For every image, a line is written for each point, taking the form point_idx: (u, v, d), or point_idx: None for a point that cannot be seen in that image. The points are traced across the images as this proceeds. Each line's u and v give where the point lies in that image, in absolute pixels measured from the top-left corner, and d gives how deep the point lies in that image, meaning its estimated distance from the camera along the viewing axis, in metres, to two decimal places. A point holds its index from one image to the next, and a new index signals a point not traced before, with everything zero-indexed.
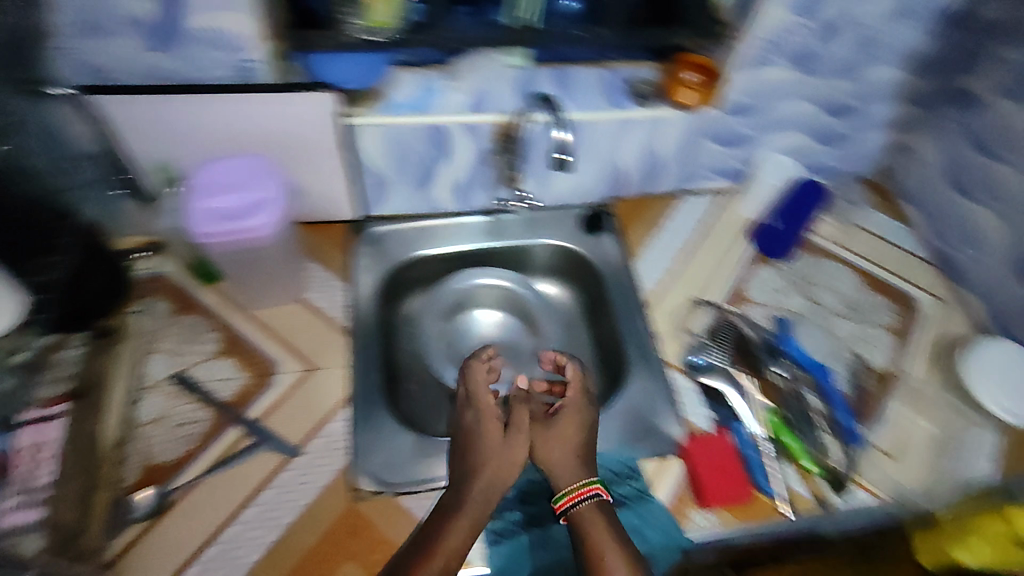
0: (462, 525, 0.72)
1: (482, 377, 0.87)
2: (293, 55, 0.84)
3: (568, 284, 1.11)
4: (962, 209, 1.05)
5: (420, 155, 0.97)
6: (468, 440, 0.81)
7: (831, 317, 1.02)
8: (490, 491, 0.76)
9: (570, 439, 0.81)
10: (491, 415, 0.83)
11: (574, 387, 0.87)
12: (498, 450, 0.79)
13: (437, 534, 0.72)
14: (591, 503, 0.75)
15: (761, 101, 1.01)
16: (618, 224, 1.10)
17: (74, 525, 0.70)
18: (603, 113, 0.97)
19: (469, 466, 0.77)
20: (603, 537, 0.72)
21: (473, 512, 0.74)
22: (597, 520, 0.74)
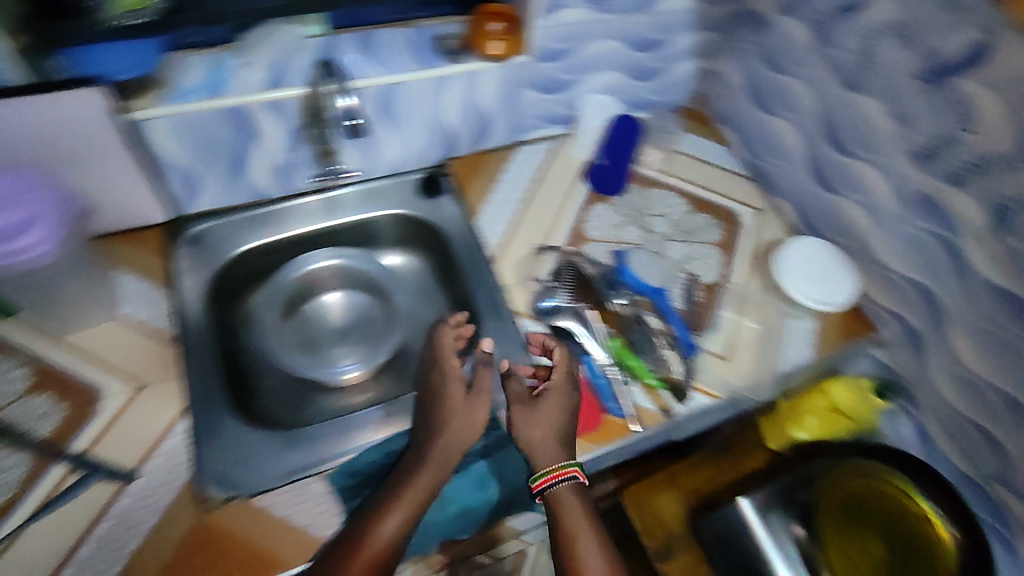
0: (420, 484, 0.77)
1: (449, 345, 0.91)
2: (47, 52, 0.76)
3: (413, 252, 1.11)
4: (766, 125, 1.14)
5: (223, 143, 0.92)
6: (441, 403, 0.84)
7: (664, 243, 1.08)
8: (450, 455, 0.79)
9: (551, 421, 0.82)
10: (456, 377, 0.86)
11: (558, 368, 0.87)
12: (465, 421, 0.82)
13: (395, 493, 0.76)
14: (569, 487, 0.79)
15: (572, 45, 1.01)
16: (456, 184, 1.10)
17: None
18: (412, 75, 0.94)
19: (434, 425, 0.81)
20: (577, 519, 0.78)
21: (432, 472, 0.78)
22: (572, 501, 0.79)
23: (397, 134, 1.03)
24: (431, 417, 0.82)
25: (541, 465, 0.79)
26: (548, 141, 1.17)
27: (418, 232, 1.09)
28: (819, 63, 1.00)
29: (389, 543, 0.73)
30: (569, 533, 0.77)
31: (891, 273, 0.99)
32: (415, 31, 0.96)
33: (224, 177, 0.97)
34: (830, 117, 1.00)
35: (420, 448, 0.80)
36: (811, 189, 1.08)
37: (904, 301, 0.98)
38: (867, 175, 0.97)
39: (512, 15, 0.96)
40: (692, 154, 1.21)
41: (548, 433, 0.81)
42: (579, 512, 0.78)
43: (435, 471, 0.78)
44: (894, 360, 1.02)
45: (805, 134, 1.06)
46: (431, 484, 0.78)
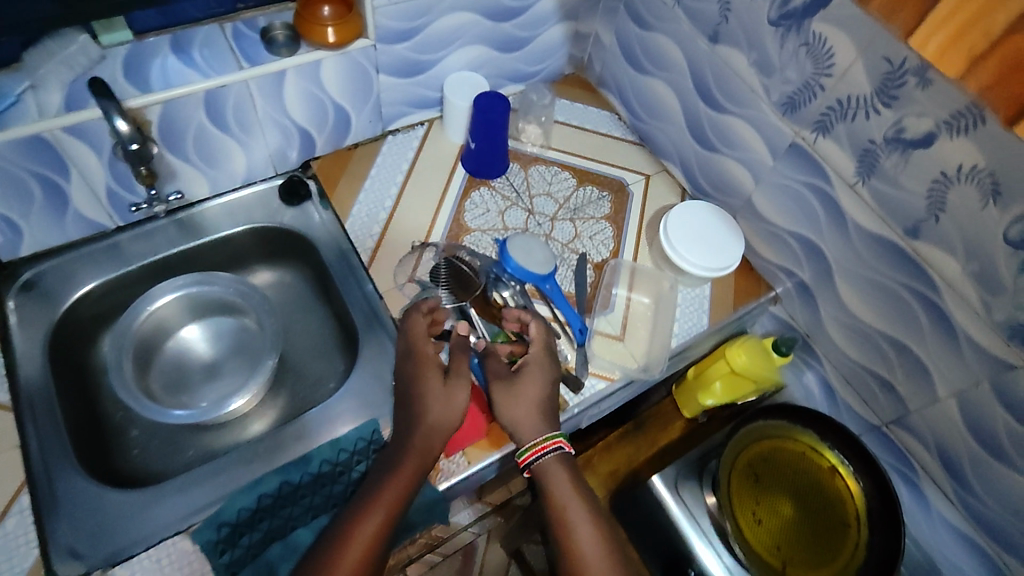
0: (404, 476, 0.72)
1: (422, 330, 0.84)
2: None
3: (288, 265, 1.03)
4: (645, 86, 1.09)
5: (31, 180, 0.80)
6: (418, 390, 0.77)
7: (550, 224, 1.03)
8: (433, 443, 0.74)
9: (533, 396, 0.79)
10: (433, 366, 0.79)
11: (537, 343, 0.84)
12: (446, 408, 0.75)
13: (381, 485, 0.71)
14: (556, 460, 0.74)
15: (420, 23, 0.93)
16: (321, 188, 1.02)
17: None
18: (239, 75, 0.84)
19: (416, 412, 0.76)
20: (564, 491, 0.73)
21: (416, 460, 0.73)
22: (561, 474, 0.74)
23: (241, 141, 0.93)
24: (410, 407, 0.77)
25: (527, 440, 0.76)
26: (419, 127, 1.10)
27: (284, 241, 1.00)
28: (681, 16, 0.95)
29: (377, 535, 0.68)
30: (558, 507, 0.72)
31: (775, 228, 0.97)
32: (237, 27, 0.87)
33: (47, 216, 0.85)
34: (700, 72, 0.96)
35: (404, 438, 0.75)
36: (693, 148, 1.04)
37: (792, 255, 0.96)
38: (741, 129, 0.94)
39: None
40: (574, 123, 1.16)
41: (530, 408, 0.78)
42: (570, 484, 0.73)
43: (419, 458, 0.73)
44: (790, 313, 1.01)
45: (681, 92, 1.02)
46: (416, 473, 0.72)
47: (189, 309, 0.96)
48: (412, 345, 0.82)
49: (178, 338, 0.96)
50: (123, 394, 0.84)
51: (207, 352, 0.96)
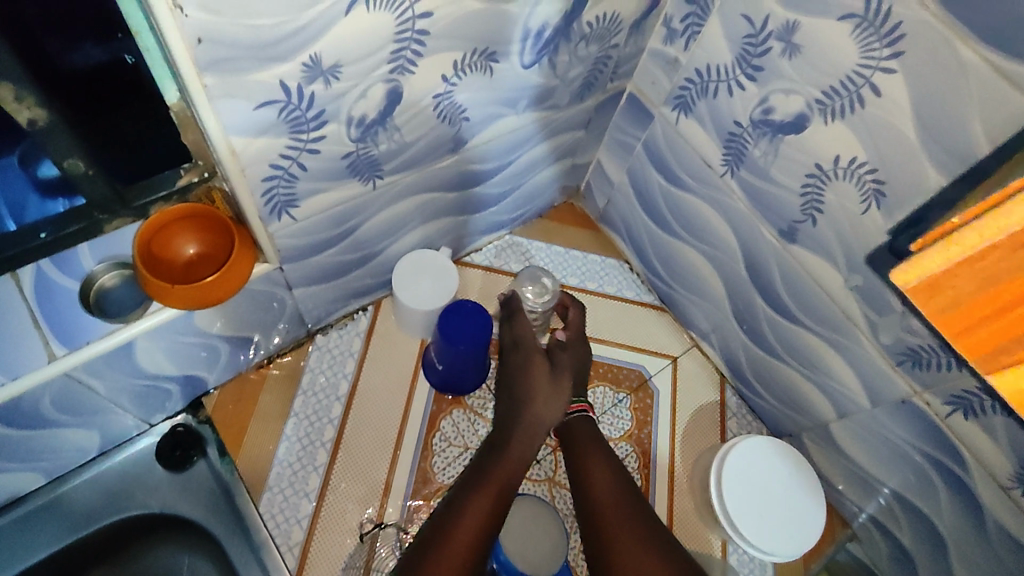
0: (497, 477, 0.59)
1: (527, 331, 0.69)
2: None
3: (170, 549, 0.69)
4: (667, 245, 0.79)
5: None
6: (523, 378, 0.65)
7: (553, 461, 0.77)
8: (532, 441, 0.62)
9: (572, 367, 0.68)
10: (535, 351, 0.67)
11: (573, 329, 0.71)
12: (550, 400, 0.64)
13: (480, 478, 0.59)
14: (584, 419, 0.66)
15: (344, 226, 0.60)
16: (219, 441, 0.71)
17: None
18: (47, 369, 0.53)
19: (515, 400, 0.64)
20: (590, 449, 0.64)
21: (520, 450, 0.61)
22: (590, 438, 0.65)
23: (73, 419, 0.59)
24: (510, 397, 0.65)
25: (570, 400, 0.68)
26: (361, 316, 0.78)
27: (175, 534, 0.69)
28: (737, 191, 0.65)
29: (488, 525, 0.56)
30: (584, 472, 0.63)
31: (860, 467, 0.71)
32: (41, 271, 0.49)
33: None
34: (761, 264, 0.67)
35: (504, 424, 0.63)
36: (743, 342, 0.76)
37: (883, 505, 0.71)
38: (822, 350, 0.66)
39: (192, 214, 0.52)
40: (572, 283, 0.86)
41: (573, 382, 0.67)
42: (601, 451, 0.64)
43: (525, 444, 0.62)
44: (871, 558, 0.76)
45: (725, 272, 0.73)
46: (516, 463, 0.61)
47: None
48: (518, 338, 0.68)
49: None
50: None
51: None
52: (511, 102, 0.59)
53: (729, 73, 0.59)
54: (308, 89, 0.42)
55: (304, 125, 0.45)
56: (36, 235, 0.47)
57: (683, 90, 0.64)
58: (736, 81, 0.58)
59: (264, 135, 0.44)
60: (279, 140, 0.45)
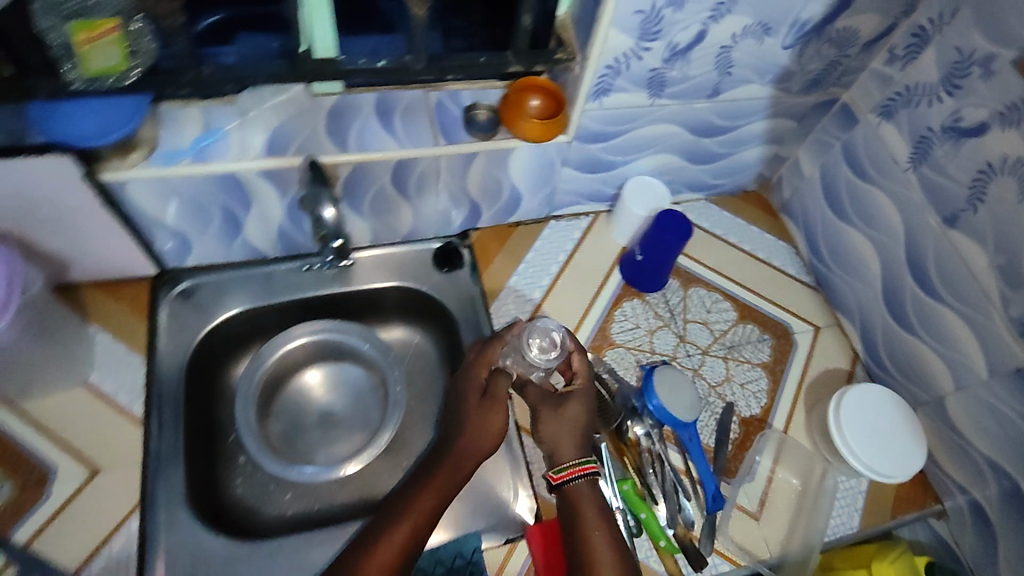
0: (432, 493, 0.72)
1: (485, 360, 0.82)
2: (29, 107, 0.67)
3: (422, 326, 0.99)
4: (838, 232, 0.98)
5: (216, 209, 0.81)
6: (460, 411, 0.80)
7: (701, 359, 0.95)
8: (463, 468, 0.75)
9: (573, 422, 0.77)
10: (472, 385, 0.81)
11: (580, 377, 0.81)
12: (479, 435, 0.77)
13: (423, 485, 0.74)
14: (588, 485, 0.73)
15: (618, 127, 0.88)
16: (474, 260, 0.99)
17: None
18: (433, 149, 0.82)
19: (454, 430, 0.79)
20: (589, 516, 0.70)
21: (449, 477, 0.74)
22: (590, 501, 0.72)
23: (411, 198, 0.90)
24: (455, 425, 0.79)
25: (562, 459, 0.75)
26: (585, 218, 1.05)
27: (432, 312, 0.97)
28: (915, 183, 0.84)
29: (404, 547, 0.68)
30: (582, 534, 0.69)
31: (962, 439, 0.84)
32: (440, 99, 0.85)
33: (218, 238, 0.86)
34: (920, 247, 0.85)
35: (429, 473, 0.75)
36: (884, 320, 0.93)
37: (979, 479, 0.83)
38: (954, 324, 0.82)
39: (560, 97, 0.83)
40: (746, 248, 1.07)
41: (572, 436, 0.76)
42: (597, 515, 0.71)
43: (454, 471, 0.75)
44: (954, 536, 0.86)
45: (885, 255, 0.90)
46: (448, 485, 0.74)
47: (327, 355, 0.94)
48: (467, 371, 0.82)
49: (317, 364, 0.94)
50: (252, 450, 0.83)
51: (330, 400, 0.93)
52: (760, 72, 0.85)
53: (934, 89, 0.79)
54: (662, 11, 0.72)
55: (648, 35, 0.75)
56: (479, 59, 0.79)
57: (890, 101, 0.86)
58: (937, 95, 0.79)
59: (624, 29, 0.74)
60: (628, 36, 0.75)
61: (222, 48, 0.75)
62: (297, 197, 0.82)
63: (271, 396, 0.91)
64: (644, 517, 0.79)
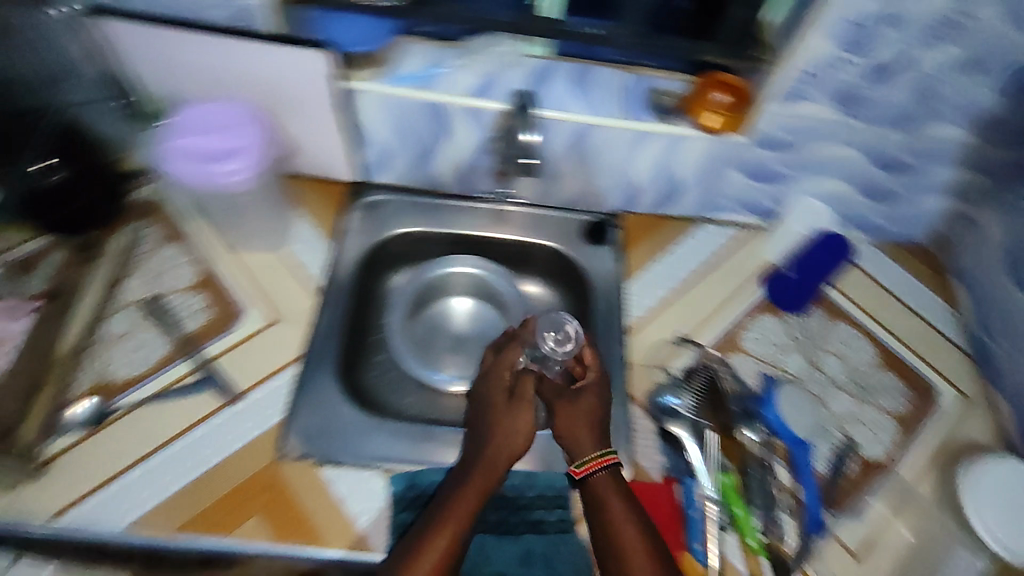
0: (467, 500, 0.71)
1: (507, 360, 0.84)
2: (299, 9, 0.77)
3: (558, 289, 1.05)
4: (1014, 301, 0.91)
5: (420, 134, 0.93)
6: (485, 412, 0.80)
7: (829, 388, 0.92)
8: (495, 469, 0.74)
9: (589, 413, 0.79)
10: (495, 383, 0.82)
11: (593, 371, 0.82)
12: (505, 430, 0.77)
13: (454, 491, 0.72)
14: (611, 476, 0.73)
15: (799, 138, 0.91)
16: (622, 239, 1.03)
17: (11, 420, 0.73)
18: (619, 121, 0.88)
19: (478, 435, 0.78)
20: (617, 511, 0.71)
21: (481, 484, 0.72)
22: (615, 493, 0.72)
23: (584, 166, 0.97)
24: (479, 428, 0.78)
25: (583, 454, 0.75)
26: (735, 229, 1.05)
27: (571, 281, 1.03)
28: None
29: (445, 554, 0.66)
30: (609, 526, 0.70)
31: None
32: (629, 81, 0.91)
33: (412, 160, 0.98)
34: None
35: (459, 480, 0.73)
36: None
37: None
38: None
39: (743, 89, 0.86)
40: (902, 298, 1.02)
41: (588, 428, 0.77)
42: (624, 507, 0.71)
43: (486, 475, 0.74)
44: None
45: None
46: (481, 493, 0.72)
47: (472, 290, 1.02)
48: (489, 373, 0.84)
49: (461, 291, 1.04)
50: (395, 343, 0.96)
51: (464, 329, 1.01)
52: (956, 107, 0.86)
53: None
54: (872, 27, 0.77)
55: (853, 46, 0.79)
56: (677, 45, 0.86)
57: None
58: None
59: (831, 35, 0.78)
60: (832, 43, 0.79)
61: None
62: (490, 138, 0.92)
63: (418, 308, 1.02)
64: (739, 513, 0.78)
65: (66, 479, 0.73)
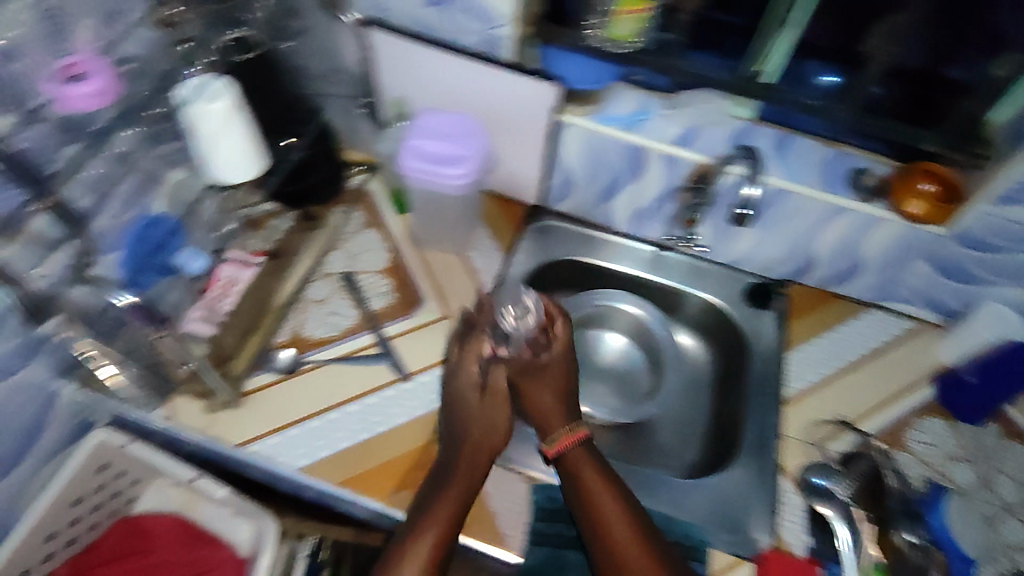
0: (449, 499, 0.73)
1: (475, 351, 0.86)
2: (537, 46, 0.86)
3: (708, 345, 1.06)
4: None
5: (610, 172, 0.97)
6: (461, 407, 0.83)
7: (999, 511, 0.85)
8: (477, 458, 0.78)
9: (553, 383, 0.87)
10: (471, 377, 0.85)
11: (559, 341, 0.89)
12: (484, 417, 0.82)
13: (438, 489, 0.74)
14: (581, 445, 0.80)
15: (1009, 244, 0.87)
16: (787, 308, 1.02)
17: (230, 349, 0.85)
18: (815, 193, 0.89)
19: (456, 431, 0.81)
20: (593, 480, 0.76)
21: (462, 481, 0.75)
22: (586, 462, 0.78)
23: (763, 230, 0.98)
24: (456, 424, 0.81)
25: (551, 432, 0.82)
26: (907, 321, 1.02)
27: (728, 340, 1.03)
28: None
29: (433, 554, 0.69)
30: (590, 498, 0.75)
31: None
32: (829, 155, 0.91)
33: (593, 194, 1.02)
34: None
35: (440, 482, 0.75)
36: None
37: None
38: None
39: (954, 184, 0.84)
40: None
41: (553, 401, 0.85)
42: (603, 480, 0.77)
43: (471, 464, 0.77)
44: None
45: None
46: (466, 488, 0.75)
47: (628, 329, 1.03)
48: (459, 372, 0.85)
49: (614, 327, 1.04)
50: None
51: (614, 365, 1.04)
52: None
53: None
54: None
55: None
56: (902, 131, 0.85)
57: None
58: None
59: None
60: None
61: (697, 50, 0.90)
62: (679, 188, 0.95)
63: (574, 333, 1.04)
64: None
65: (258, 411, 0.83)
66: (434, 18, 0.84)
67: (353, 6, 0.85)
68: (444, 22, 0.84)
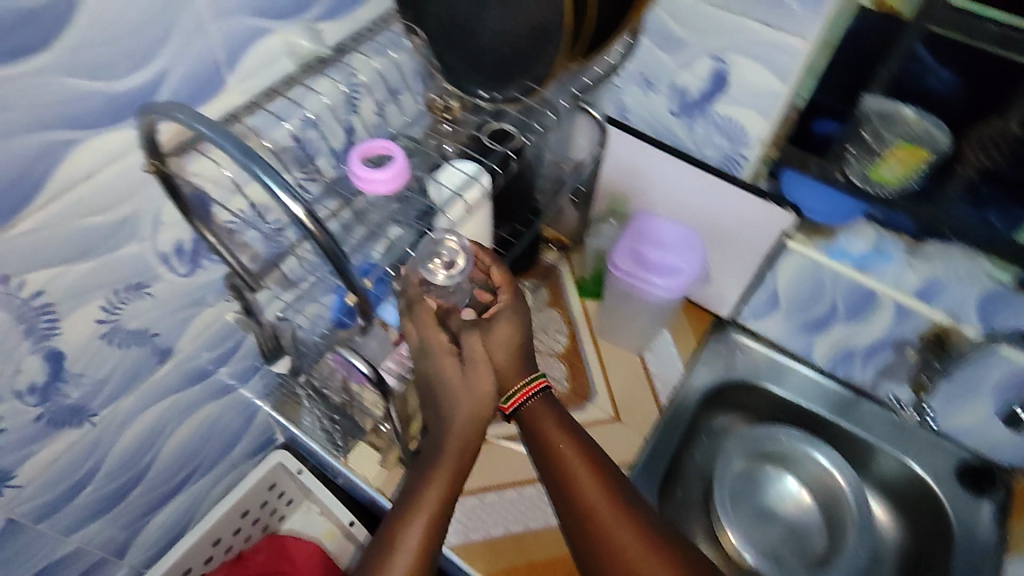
0: (442, 484, 0.60)
1: (429, 318, 0.62)
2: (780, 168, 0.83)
3: (901, 519, 0.93)
4: None
5: (826, 307, 0.90)
6: (436, 389, 0.62)
7: None
8: (471, 442, 0.61)
9: (509, 339, 0.67)
10: (442, 347, 0.62)
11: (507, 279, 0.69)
12: (464, 394, 0.61)
13: (424, 472, 0.61)
14: (542, 400, 0.68)
15: None
16: (1011, 503, 0.87)
17: None
18: None
19: (435, 412, 0.62)
20: (558, 437, 0.66)
21: (453, 464, 0.61)
22: (547, 419, 0.67)
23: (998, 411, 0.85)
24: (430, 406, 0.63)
25: (508, 386, 0.67)
26: None
27: (932, 522, 0.89)
28: None
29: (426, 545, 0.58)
30: (561, 463, 0.65)
31: None
32: None
33: (797, 323, 0.95)
34: None
35: (426, 468, 0.61)
36: None
37: None
38: None
39: None
40: None
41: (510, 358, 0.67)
42: (577, 450, 0.65)
43: (462, 445, 0.61)
44: None
45: None
46: (459, 469, 0.61)
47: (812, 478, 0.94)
48: (427, 347, 0.62)
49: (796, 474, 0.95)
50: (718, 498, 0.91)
51: (791, 514, 0.94)
52: None
53: None
54: None
55: None
56: None
57: None
58: None
59: None
60: None
61: (981, 212, 0.75)
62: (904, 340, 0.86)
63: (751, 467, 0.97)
64: None
65: None
66: (680, 127, 0.85)
67: (603, 106, 0.90)
68: (688, 133, 0.85)
